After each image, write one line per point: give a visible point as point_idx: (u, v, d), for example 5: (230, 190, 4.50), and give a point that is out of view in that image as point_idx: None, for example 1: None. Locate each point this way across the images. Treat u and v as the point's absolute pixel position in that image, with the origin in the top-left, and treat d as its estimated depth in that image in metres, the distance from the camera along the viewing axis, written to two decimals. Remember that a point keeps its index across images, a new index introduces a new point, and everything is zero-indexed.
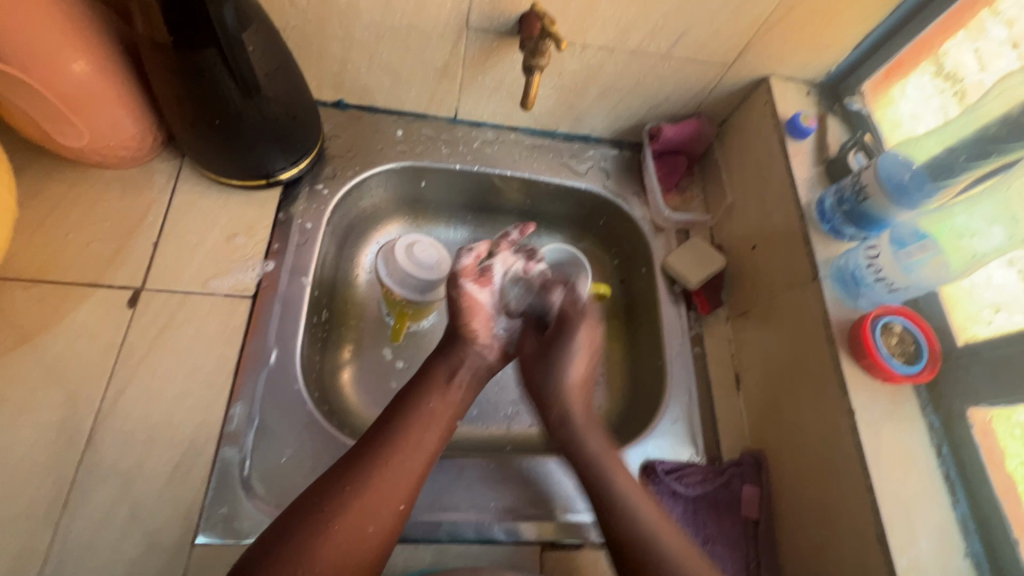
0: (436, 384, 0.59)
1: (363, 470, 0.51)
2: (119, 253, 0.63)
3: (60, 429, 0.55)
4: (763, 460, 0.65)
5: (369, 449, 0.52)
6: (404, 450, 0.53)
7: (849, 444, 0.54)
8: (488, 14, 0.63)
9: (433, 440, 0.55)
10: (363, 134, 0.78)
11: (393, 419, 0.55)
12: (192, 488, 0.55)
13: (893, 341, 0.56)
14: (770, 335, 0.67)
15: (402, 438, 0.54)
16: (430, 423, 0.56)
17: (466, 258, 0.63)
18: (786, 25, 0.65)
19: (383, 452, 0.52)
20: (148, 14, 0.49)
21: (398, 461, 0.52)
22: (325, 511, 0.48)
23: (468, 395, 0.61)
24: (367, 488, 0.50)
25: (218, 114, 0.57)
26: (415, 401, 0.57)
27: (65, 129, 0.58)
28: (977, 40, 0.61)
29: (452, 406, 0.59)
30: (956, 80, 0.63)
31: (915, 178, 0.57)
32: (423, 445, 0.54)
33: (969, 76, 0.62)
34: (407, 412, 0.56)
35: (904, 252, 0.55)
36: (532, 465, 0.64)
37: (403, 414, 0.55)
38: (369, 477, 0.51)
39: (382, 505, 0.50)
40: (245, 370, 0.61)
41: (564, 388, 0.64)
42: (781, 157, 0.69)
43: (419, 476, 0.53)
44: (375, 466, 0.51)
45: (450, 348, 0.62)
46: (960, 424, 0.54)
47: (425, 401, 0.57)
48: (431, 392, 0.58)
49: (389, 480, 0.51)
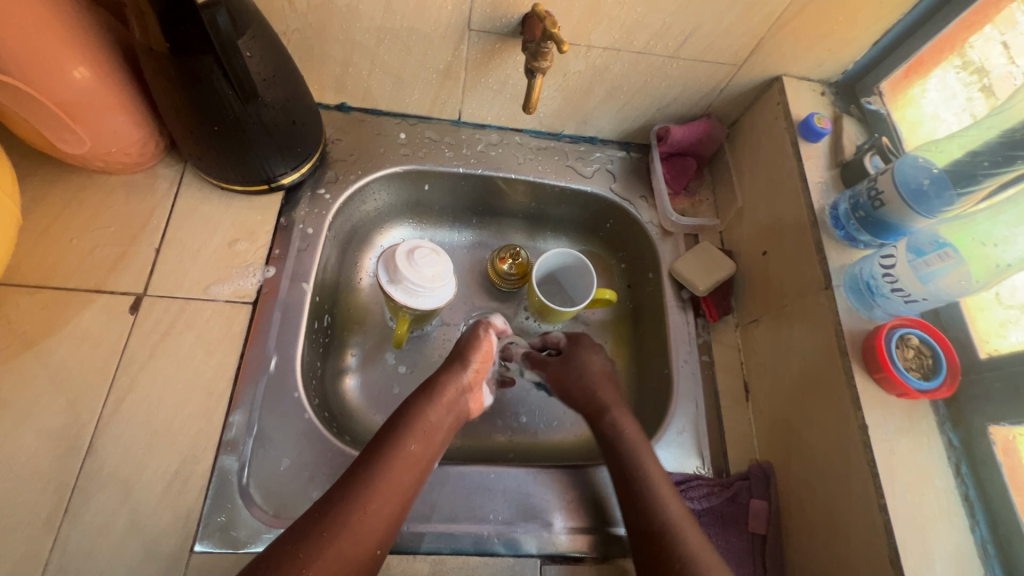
0: (420, 424, 0.57)
1: (342, 512, 0.49)
2: (121, 259, 0.63)
3: (61, 436, 0.55)
4: (771, 473, 0.63)
5: (346, 491, 0.51)
6: (381, 495, 0.51)
7: (861, 461, 0.52)
8: (490, 15, 0.62)
9: (409, 483, 0.54)
10: (366, 137, 0.77)
11: (371, 459, 0.53)
12: (190, 495, 0.55)
13: (910, 353, 0.54)
14: (780, 345, 0.65)
15: (380, 482, 0.52)
16: (409, 467, 0.54)
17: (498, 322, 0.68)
18: (799, 24, 0.63)
19: (360, 497, 0.50)
20: (144, 22, 0.49)
21: (377, 505, 0.51)
22: (301, 554, 0.47)
23: (448, 435, 0.59)
24: (344, 533, 0.48)
25: (216, 121, 0.57)
26: (396, 440, 0.55)
27: (66, 137, 0.58)
28: (1005, 32, 0.57)
29: (432, 448, 0.57)
30: (982, 74, 0.60)
31: (935, 184, 0.54)
32: (400, 489, 0.53)
33: (996, 69, 0.58)
34: (385, 452, 0.54)
35: (922, 261, 0.53)
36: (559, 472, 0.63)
37: (382, 455, 0.53)
38: (346, 519, 0.49)
39: (357, 551, 0.49)
40: (244, 377, 0.61)
41: (591, 375, 0.67)
42: (794, 159, 0.67)
43: (394, 520, 0.52)
44: (351, 510, 0.49)
45: (437, 384, 0.60)
46: (980, 442, 0.52)
47: (407, 443, 0.55)
48: (414, 431, 0.56)
49: (365, 525, 0.49)
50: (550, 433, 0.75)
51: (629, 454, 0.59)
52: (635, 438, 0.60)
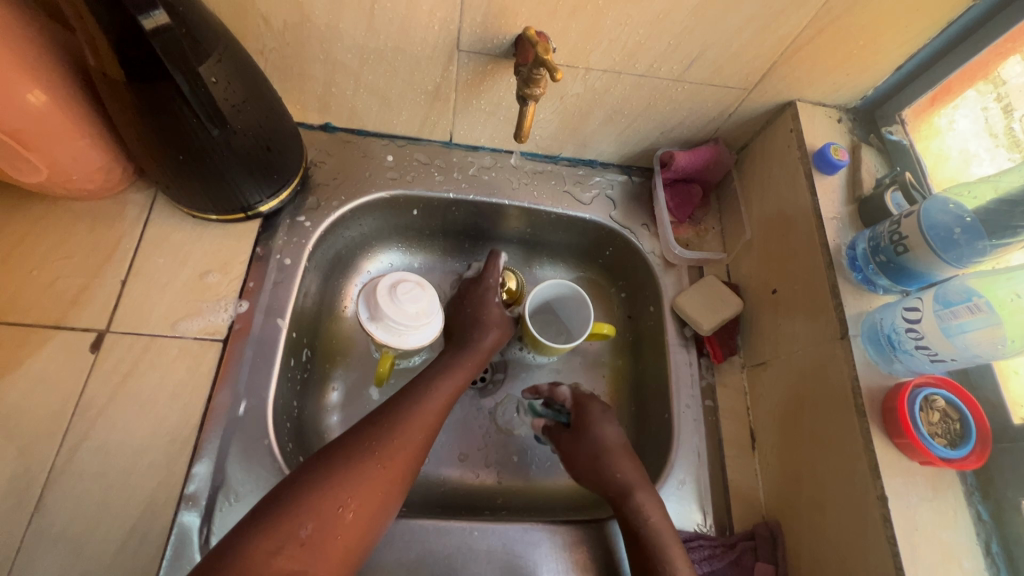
0: (453, 368, 0.62)
1: (385, 427, 0.53)
2: (83, 292, 0.59)
3: (9, 489, 0.51)
4: (779, 534, 0.58)
5: (388, 412, 0.55)
6: (419, 418, 0.56)
7: (879, 536, 0.47)
8: (480, 36, 0.57)
9: (441, 411, 0.58)
10: (351, 160, 0.72)
11: (411, 390, 0.58)
12: (146, 556, 0.51)
13: (935, 418, 0.49)
14: (790, 394, 0.60)
15: (418, 405, 0.57)
16: (441, 400, 0.59)
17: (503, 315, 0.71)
18: (816, 47, 0.58)
19: (405, 414, 0.55)
20: (96, 48, 0.45)
21: (414, 426, 0.55)
22: (343, 461, 0.50)
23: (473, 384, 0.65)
24: (384, 446, 0.52)
25: (181, 149, 0.53)
26: (432, 378, 0.61)
27: (21, 165, 0.53)
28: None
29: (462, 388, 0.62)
30: (998, 83, 0.56)
31: (967, 233, 0.49)
32: (434, 416, 0.57)
33: (1012, 78, 0.55)
34: (424, 386, 0.59)
35: (949, 313, 0.48)
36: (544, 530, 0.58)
37: (420, 387, 0.59)
38: (388, 433, 0.53)
39: (390, 464, 0.52)
40: (211, 423, 0.57)
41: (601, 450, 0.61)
42: (808, 193, 0.62)
43: (423, 448, 0.55)
44: (391, 426, 0.54)
45: (469, 343, 0.66)
46: (1013, 518, 0.47)
47: (441, 381, 0.60)
48: (446, 372, 0.62)
49: (404, 439, 0.53)
50: (542, 476, 0.71)
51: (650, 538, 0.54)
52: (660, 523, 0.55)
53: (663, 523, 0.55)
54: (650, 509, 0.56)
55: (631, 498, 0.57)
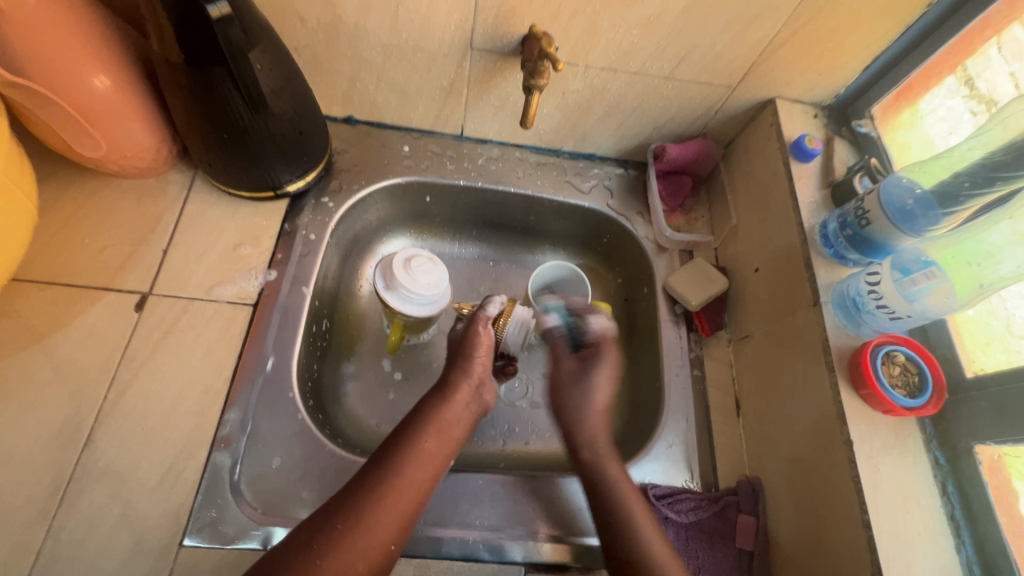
0: (433, 426, 0.58)
1: (357, 505, 0.50)
2: (130, 259, 0.66)
3: (62, 427, 0.56)
4: (761, 490, 0.63)
5: (363, 486, 0.51)
6: (397, 488, 0.52)
7: (845, 477, 0.52)
8: (491, 35, 0.65)
9: (423, 478, 0.54)
10: (371, 149, 0.79)
11: (387, 458, 0.54)
12: (182, 491, 0.56)
13: (896, 371, 0.54)
14: (770, 359, 0.65)
15: (396, 476, 0.52)
16: (423, 461, 0.55)
17: (492, 307, 0.68)
18: (791, 47, 0.65)
19: (378, 487, 0.51)
20: (162, 35, 0.52)
21: (392, 500, 0.51)
22: (324, 542, 0.47)
23: (464, 433, 0.61)
24: (365, 522, 0.49)
25: (226, 128, 0.60)
26: (411, 437, 0.56)
27: (84, 140, 0.60)
28: (1014, 63, 0.57)
29: (447, 444, 0.58)
30: (992, 103, 0.59)
31: (920, 204, 0.56)
32: (418, 482, 0.54)
33: (1005, 98, 0.58)
34: (402, 450, 0.55)
35: (909, 279, 0.54)
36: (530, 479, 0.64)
37: (396, 453, 0.54)
38: (360, 516, 0.49)
39: (366, 546, 0.48)
40: (242, 376, 0.62)
41: (588, 409, 0.65)
42: (785, 179, 0.68)
43: (412, 515, 0.52)
44: (367, 504, 0.50)
45: (451, 389, 0.61)
46: (966, 461, 0.52)
47: (422, 439, 0.56)
48: (428, 428, 0.57)
49: (381, 516, 0.50)
50: (542, 444, 0.76)
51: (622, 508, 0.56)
52: (628, 493, 0.58)
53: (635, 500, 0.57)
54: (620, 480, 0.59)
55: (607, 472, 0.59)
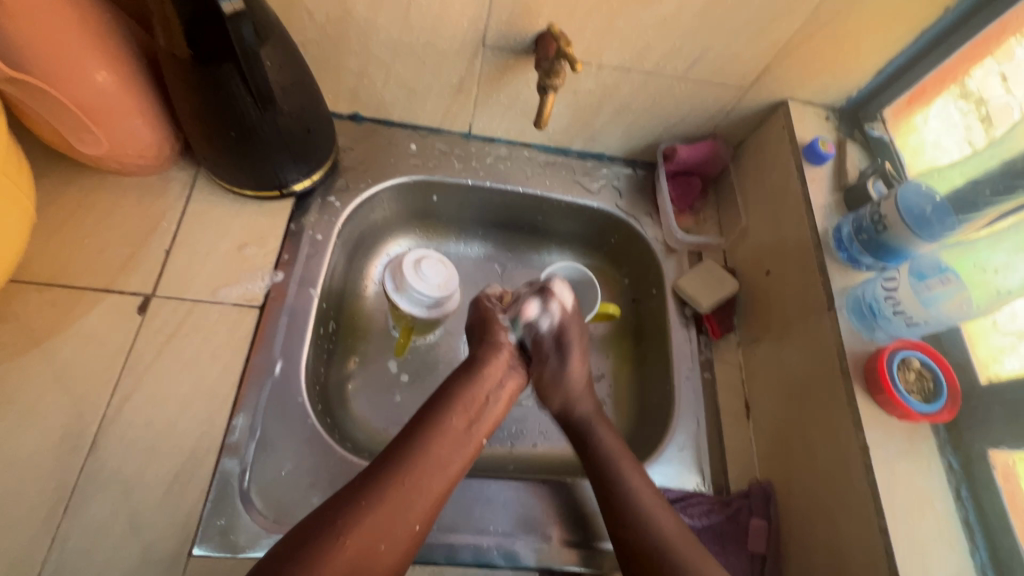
0: (460, 403, 0.57)
1: (380, 484, 0.49)
2: (131, 259, 0.64)
3: (64, 434, 0.55)
4: (772, 493, 0.63)
5: (388, 463, 0.51)
6: (423, 469, 0.51)
7: (862, 483, 0.52)
8: (504, 32, 0.63)
9: (451, 459, 0.53)
10: (377, 147, 0.78)
11: (414, 436, 0.54)
12: (190, 498, 0.55)
13: (911, 376, 0.55)
14: (782, 361, 0.65)
15: (422, 454, 0.52)
16: (450, 440, 0.54)
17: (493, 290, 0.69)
18: (806, 49, 0.64)
19: (402, 466, 0.51)
20: (168, 27, 0.50)
21: (415, 479, 0.51)
22: (344, 520, 0.47)
23: (495, 412, 0.59)
24: (389, 500, 0.49)
25: (233, 126, 0.58)
26: (439, 416, 0.56)
27: (84, 136, 0.58)
28: (1004, 63, 0.59)
29: (476, 424, 0.57)
30: (981, 103, 0.61)
31: (937, 211, 0.57)
32: (446, 463, 0.53)
33: (994, 98, 0.60)
34: (429, 428, 0.54)
35: (924, 284, 0.55)
36: (551, 482, 0.64)
37: (423, 432, 0.54)
38: (384, 495, 0.49)
39: (389, 526, 0.48)
40: (249, 380, 0.61)
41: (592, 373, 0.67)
42: (798, 182, 0.68)
43: (438, 496, 0.52)
44: (392, 484, 0.50)
45: (479, 367, 0.60)
46: (979, 466, 0.53)
47: (449, 418, 0.56)
48: (455, 406, 0.57)
49: (404, 497, 0.50)
50: (550, 446, 0.76)
51: (642, 524, 0.55)
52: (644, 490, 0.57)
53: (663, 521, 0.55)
54: (645, 499, 0.57)
55: (624, 477, 0.58)
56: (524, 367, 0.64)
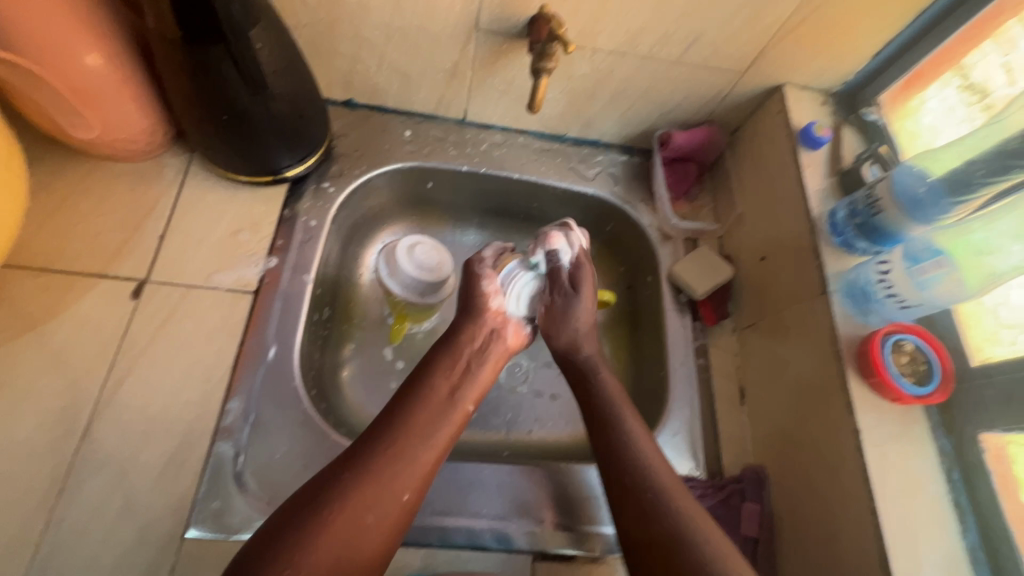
0: (443, 374, 0.58)
1: (364, 456, 0.50)
2: (125, 244, 0.64)
3: (59, 417, 0.55)
4: (765, 477, 0.63)
5: (372, 436, 0.52)
6: (409, 438, 0.52)
7: (853, 465, 0.52)
8: (498, 15, 0.63)
9: (438, 428, 0.54)
10: (371, 134, 0.78)
11: (397, 410, 0.54)
12: (185, 481, 0.55)
13: (903, 359, 0.55)
14: (776, 346, 0.65)
15: (407, 426, 0.53)
16: (434, 410, 0.55)
17: (487, 250, 0.67)
18: (802, 32, 0.64)
19: (386, 438, 0.51)
20: (159, 11, 0.50)
21: (400, 450, 0.51)
22: (328, 496, 0.47)
23: (481, 377, 0.60)
24: (376, 472, 0.49)
25: (225, 110, 0.58)
26: (422, 386, 0.56)
27: (75, 120, 0.58)
28: (1008, 53, 0.58)
29: (461, 391, 0.57)
30: (984, 95, 0.60)
31: (931, 192, 0.56)
32: (432, 432, 0.53)
33: (997, 90, 0.59)
34: (413, 401, 0.55)
35: (918, 268, 0.55)
36: (531, 471, 0.63)
37: (407, 404, 0.54)
38: (368, 467, 0.49)
39: (378, 497, 0.48)
40: (244, 365, 0.61)
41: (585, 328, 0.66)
42: (794, 167, 0.68)
43: (427, 464, 0.52)
44: (377, 456, 0.50)
45: (459, 335, 0.61)
46: (972, 448, 0.53)
47: (432, 386, 0.56)
48: (436, 377, 0.57)
49: (390, 467, 0.50)
50: (545, 432, 0.76)
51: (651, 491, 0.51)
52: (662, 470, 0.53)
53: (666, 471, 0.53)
54: (658, 470, 0.53)
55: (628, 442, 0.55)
56: (520, 325, 0.65)
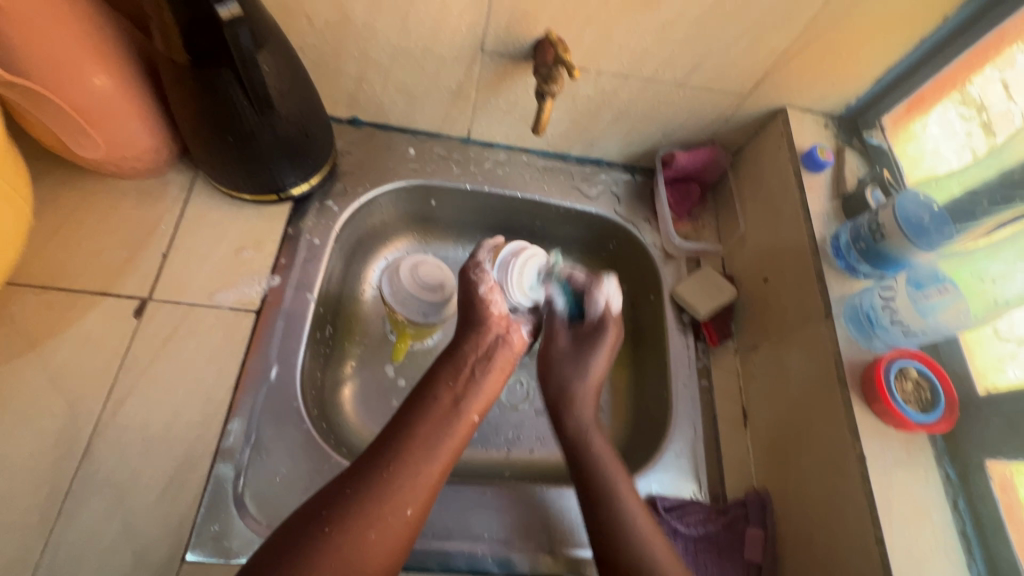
0: (446, 386, 0.58)
1: (367, 471, 0.50)
2: (128, 262, 0.64)
3: (58, 438, 0.55)
4: (769, 501, 0.62)
5: (376, 450, 0.52)
6: (413, 451, 0.52)
7: (858, 493, 0.52)
8: (503, 38, 0.63)
9: (440, 438, 0.53)
10: (375, 152, 0.78)
11: (401, 423, 0.54)
12: (184, 504, 0.54)
13: (908, 386, 0.55)
14: (780, 369, 0.65)
15: (409, 439, 0.52)
16: (437, 421, 0.54)
17: (482, 252, 0.66)
18: (804, 57, 0.64)
19: (390, 452, 0.51)
20: (168, 34, 0.51)
21: (403, 462, 0.51)
22: (330, 511, 0.47)
23: (486, 385, 0.60)
24: (379, 487, 0.49)
25: (231, 131, 0.58)
26: (426, 398, 0.56)
27: (82, 140, 0.58)
28: (1005, 70, 0.59)
29: (464, 402, 0.57)
30: (983, 110, 0.61)
31: (935, 220, 0.57)
32: (435, 444, 0.53)
33: (996, 105, 0.60)
34: (417, 414, 0.55)
35: (921, 294, 0.56)
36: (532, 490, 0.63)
37: (412, 417, 0.54)
38: (370, 483, 0.49)
39: (380, 512, 0.48)
40: (245, 385, 0.61)
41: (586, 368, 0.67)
42: (797, 189, 0.68)
43: (430, 475, 0.51)
44: (379, 471, 0.50)
45: (464, 345, 0.61)
46: (977, 476, 0.53)
47: (435, 397, 0.56)
48: (439, 387, 0.57)
49: (393, 480, 0.49)
50: (546, 452, 0.75)
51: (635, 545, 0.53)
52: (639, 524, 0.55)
53: (634, 500, 0.56)
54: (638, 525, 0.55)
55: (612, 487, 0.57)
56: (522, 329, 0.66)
